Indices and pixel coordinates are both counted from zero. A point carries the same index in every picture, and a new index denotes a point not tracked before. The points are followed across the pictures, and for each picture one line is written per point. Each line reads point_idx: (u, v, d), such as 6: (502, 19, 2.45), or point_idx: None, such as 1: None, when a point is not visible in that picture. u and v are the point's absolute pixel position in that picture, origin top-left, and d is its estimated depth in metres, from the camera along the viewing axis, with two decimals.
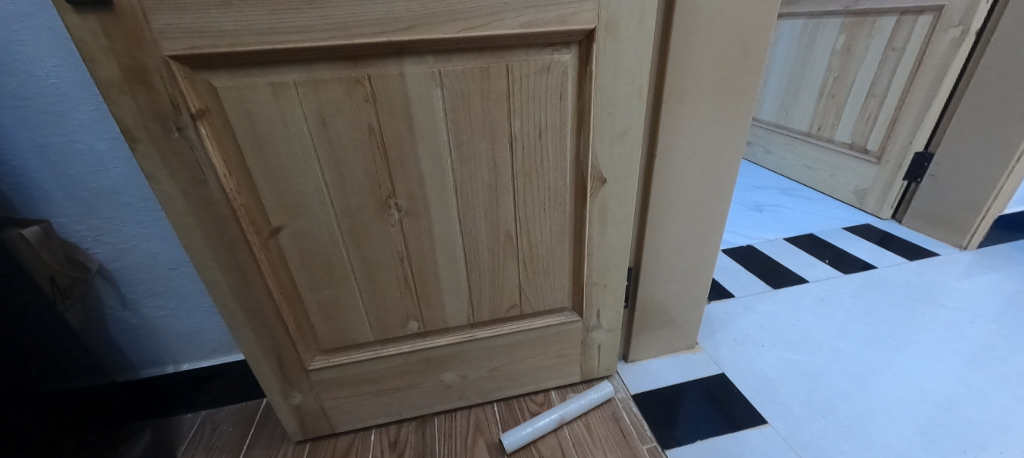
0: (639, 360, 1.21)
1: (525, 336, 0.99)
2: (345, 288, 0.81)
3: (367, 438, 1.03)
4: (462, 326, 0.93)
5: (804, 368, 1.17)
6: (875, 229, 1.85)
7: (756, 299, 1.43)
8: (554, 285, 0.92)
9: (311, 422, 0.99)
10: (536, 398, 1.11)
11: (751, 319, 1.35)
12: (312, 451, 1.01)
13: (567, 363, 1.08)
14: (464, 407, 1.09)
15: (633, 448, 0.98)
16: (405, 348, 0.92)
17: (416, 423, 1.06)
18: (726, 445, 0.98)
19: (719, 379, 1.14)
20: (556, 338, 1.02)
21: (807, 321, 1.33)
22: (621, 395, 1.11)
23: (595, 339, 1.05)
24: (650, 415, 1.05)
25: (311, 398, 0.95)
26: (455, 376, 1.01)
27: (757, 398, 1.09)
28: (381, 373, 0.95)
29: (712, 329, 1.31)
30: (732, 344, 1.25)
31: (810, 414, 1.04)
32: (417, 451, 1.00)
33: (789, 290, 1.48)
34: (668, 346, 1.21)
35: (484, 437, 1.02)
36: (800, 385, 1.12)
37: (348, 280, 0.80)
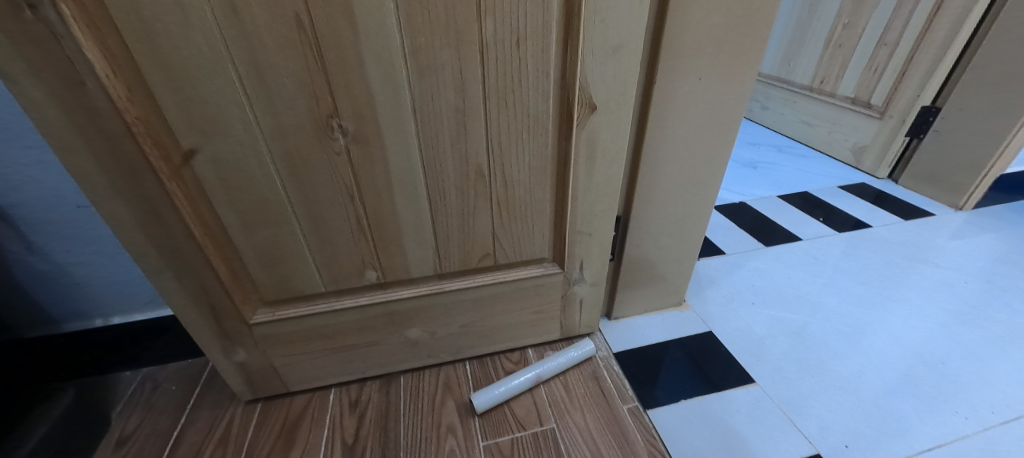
0: (623, 317, 1.13)
1: (500, 289, 0.88)
2: (285, 229, 0.68)
3: (326, 397, 0.95)
4: (429, 278, 0.83)
5: (795, 326, 1.10)
6: (871, 187, 1.77)
7: (748, 256, 1.35)
8: (532, 232, 0.81)
9: (261, 380, 0.90)
10: (511, 355, 1.03)
11: (742, 276, 1.27)
12: (264, 412, 0.92)
13: (545, 319, 0.99)
14: (433, 365, 1.00)
15: (613, 407, 0.92)
16: (363, 301, 0.81)
17: (380, 382, 0.97)
18: (711, 405, 0.92)
19: (705, 338, 1.07)
20: (534, 293, 0.92)
21: (799, 279, 1.26)
22: (602, 354, 1.04)
23: (577, 293, 0.95)
24: (633, 374, 0.99)
25: (258, 356, 0.85)
26: (421, 332, 0.91)
27: (745, 357, 1.02)
28: (337, 329, 0.85)
29: (700, 285, 1.23)
30: (720, 301, 1.18)
31: (799, 373, 0.99)
32: (380, 411, 0.92)
33: (781, 247, 1.40)
34: (653, 303, 1.14)
35: (454, 397, 0.94)
36: (790, 344, 1.06)
37: (288, 220, 0.67)
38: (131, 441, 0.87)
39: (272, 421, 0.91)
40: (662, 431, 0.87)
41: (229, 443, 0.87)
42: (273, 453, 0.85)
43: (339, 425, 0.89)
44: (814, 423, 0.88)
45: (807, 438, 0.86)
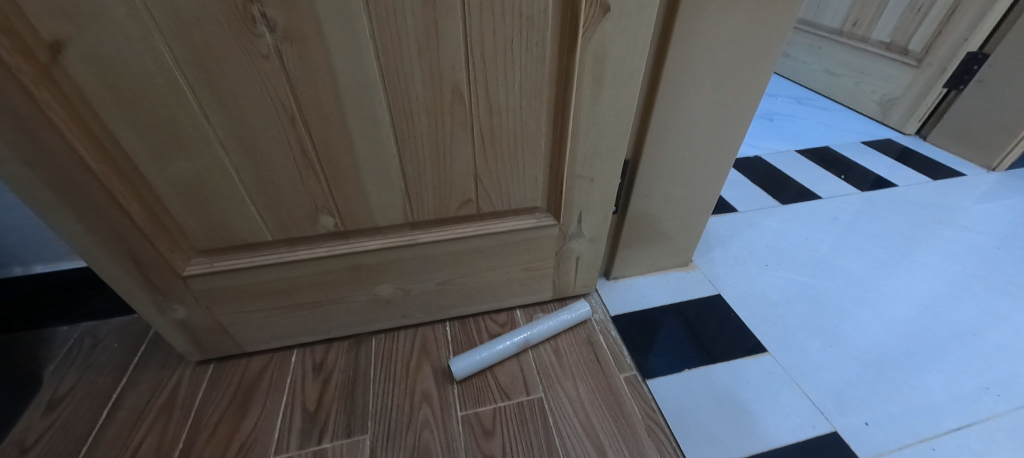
0: (623, 277, 1.02)
1: (484, 242, 0.75)
2: (210, 160, 0.54)
3: (287, 359, 0.84)
4: (399, 227, 0.69)
5: (813, 291, 0.99)
6: (896, 144, 1.63)
7: (762, 214, 1.22)
8: (523, 175, 0.68)
9: (209, 340, 0.78)
10: (497, 317, 0.92)
11: (756, 234, 1.15)
12: (217, 374, 0.82)
13: (535, 278, 0.87)
14: (409, 326, 0.89)
15: (609, 376, 0.82)
16: (319, 252, 0.68)
17: (349, 343, 0.87)
18: (718, 375, 0.82)
19: (714, 301, 0.97)
20: (524, 248, 0.79)
21: (817, 240, 1.14)
22: (599, 317, 0.93)
23: (573, 250, 0.83)
24: (631, 340, 0.88)
25: (200, 313, 0.73)
26: (394, 290, 0.79)
27: (757, 324, 0.92)
28: (293, 284, 0.73)
29: (709, 244, 1.11)
30: (731, 261, 1.06)
31: (816, 342, 0.88)
32: (346, 375, 0.81)
33: (799, 204, 1.27)
34: (657, 262, 1.02)
35: (431, 361, 0.84)
36: (807, 309, 0.95)
37: (211, 148, 0.53)
38: (63, 404, 0.77)
39: (225, 384, 0.80)
40: (662, 403, 0.77)
41: (175, 407, 0.77)
42: (224, 420, 0.75)
43: (301, 390, 0.79)
44: (832, 398, 0.79)
45: (823, 414, 0.77)
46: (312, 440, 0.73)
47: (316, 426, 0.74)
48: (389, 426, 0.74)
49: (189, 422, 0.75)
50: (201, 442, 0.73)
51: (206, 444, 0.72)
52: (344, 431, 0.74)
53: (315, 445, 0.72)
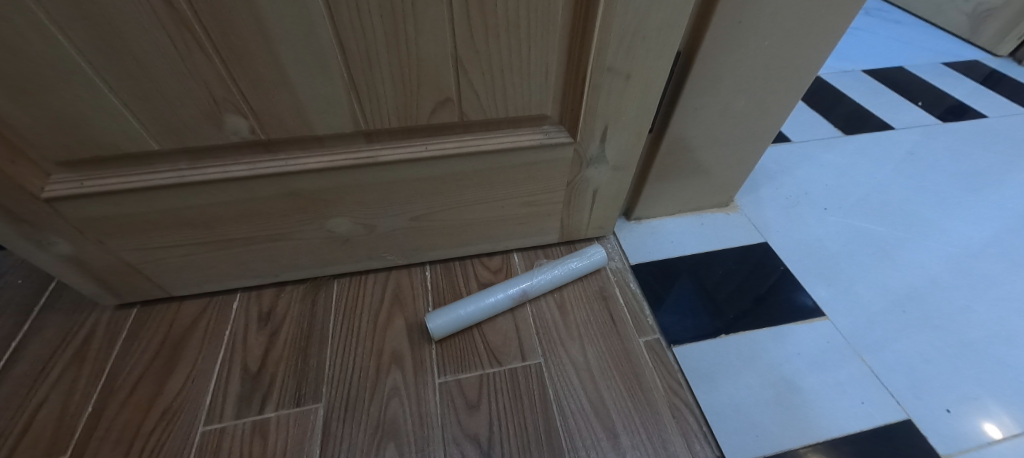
0: (647, 218, 0.83)
1: (470, 165, 0.55)
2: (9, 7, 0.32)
3: (228, 305, 0.68)
4: (349, 139, 0.49)
5: (882, 242, 0.80)
6: (984, 66, 1.34)
7: (821, 145, 1.00)
8: (528, 65, 0.46)
9: (121, 282, 0.61)
10: (489, 262, 0.74)
11: (812, 170, 0.93)
12: (141, 321, 0.66)
13: (539, 216, 0.68)
14: (379, 269, 0.72)
15: (625, 340, 0.65)
16: (238, 171, 0.48)
17: (305, 288, 0.70)
18: (762, 344, 0.65)
19: (759, 251, 0.78)
20: (525, 175, 0.59)
21: (888, 178, 0.93)
22: (615, 265, 0.75)
23: (591, 180, 0.63)
24: (655, 296, 0.71)
25: (94, 249, 0.55)
26: (353, 225, 0.61)
27: (812, 281, 0.74)
28: (212, 214, 0.54)
29: (755, 180, 0.90)
30: (781, 202, 0.86)
31: (886, 306, 0.71)
32: (299, 328, 0.66)
33: (866, 135, 1.04)
34: (692, 201, 0.82)
35: (404, 314, 0.67)
36: (875, 265, 0.76)
37: None
38: None
39: (150, 335, 0.65)
40: (691, 377, 0.61)
41: (87, 361, 0.62)
42: (146, 379, 0.61)
43: (242, 344, 0.64)
44: (905, 377, 0.63)
45: (894, 397, 0.61)
46: (252, 408, 0.58)
47: (258, 391, 0.60)
48: (348, 393, 0.59)
49: (103, 380, 0.61)
50: (115, 405, 0.58)
51: (122, 409, 0.58)
52: (292, 398, 0.59)
53: (255, 414, 0.58)
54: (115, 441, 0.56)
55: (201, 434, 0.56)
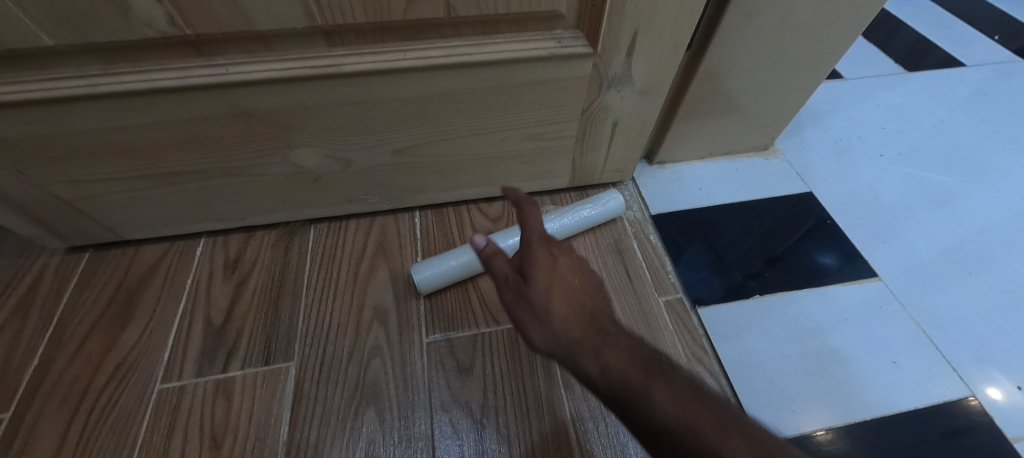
0: (672, 162, 0.71)
1: (463, 82, 0.44)
2: None
3: (191, 251, 0.60)
4: (304, 39, 0.38)
5: (947, 194, 0.69)
6: None
7: (877, 83, 0.86)
8: None
9: (61, 222, 0.53)
10: (488, 208, 0.64)
11: (866, 110, 0.80)
12: (94, 267, 0.59)
13: (548, 153, 0.57)
14: (362, 214, 0.63)
15: (642, 298, 0.57)
16: (165, 81, 0.38)
17: (278, 233, 0.62)
18: (802, 307, 0.56)
19: (801, 202, 0.67)
20: (531, 99, 0.48)
21: (956, 122, 0.80)
22: (633, 215, 0.65)
23: (611, 108, 0.52)
24: (679, 250, 0.61)
25: (15, 181, 0.46)
26: (324, 158, 0.51)
27: (863, 237, 0.63)
28: (146, 139, 0.44)
29: (799, 121, 0.78)
30: (829, 147, 0.74)
31: (950, 267, 0.61)
32: (270, 278, 0.58)
33: (931, 72, 0.89)
34: (726, 143, 0.70)
35: (390, 265, 0.59)
36: (938, 220, 0.66)
37: None
38: None
39: (103, 281, 0.58)
40: (717, 341, 0.53)
41: (33, 310, 0.55)
42: (98, 331, 0.54)
43: (205, 295, 0.56)
44: (968, 348, 0.54)
45: (956, 372, 0.52)
46: (215, 366, 0.51)
47: (222, 347, 0.53)
48: (323, 351, 0.52)
49: (51, 330, 0.54)
50: (64, 359, 0.52)
51: (71, 363, 0.52)
52: (261, 356, 0.52)
53: (218, 373, 0.51)
54: (63, 398, 0.49)
55: (158, 393, 0.50)
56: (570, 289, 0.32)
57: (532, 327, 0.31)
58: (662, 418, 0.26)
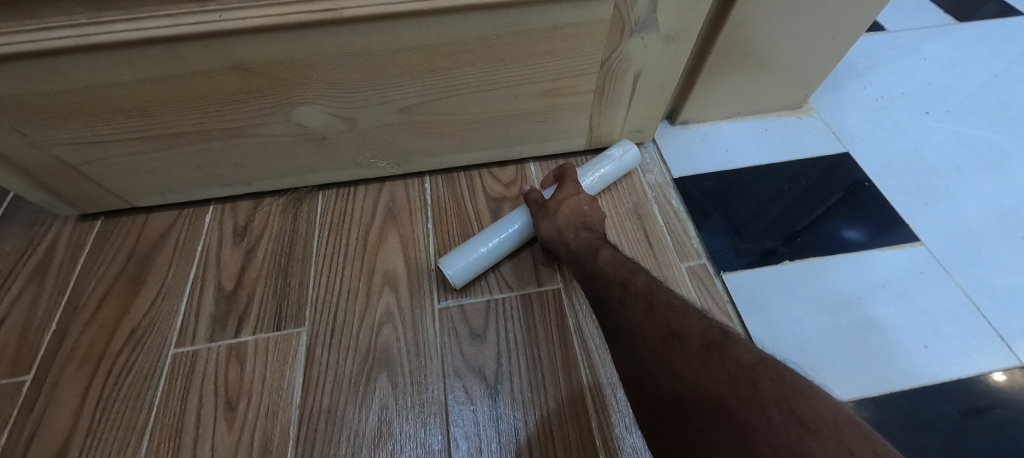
0: (697, 122, 0.67)
1: (474, 29, 0.41)
2: None
3: (200, 218, 0.59)
4: None
5: (1000, 153, 0.63)
6: None
7: (925, 35, 0.79)
8: None
9: (69, 187, 0.52)
10: (500, 173, 0.62)
11: (912, 64, 0.74)
12: (105, 234, 0.58)
13: (564, 111, 0.54)
14: (371, 179, 0.61)
15: (662, 263, 0.54)
16: (157, 29, 0.36)
17: (286, 199, 0.60)
18: (837, 274, 0.53)
19: (836, 163, 0.63)
20: (546, 47, 0.44)
21: (1012, 75, 0.73)
22: (653, 178, 0.61)
23: (632, 58, 0.48)
24: (703, 214, 0.58)
25: (17, 143, 0.45)
26: (328, 116, 0.48)
27: (905, 200, 0.59)
28: (142, 94, 0.42)
29: (835, 77, 0.72)
30: (868, 105, 0.69)
31: (1001, 231, 0.56)
32: (280, 244, 0.57)
33: (986, 23, 0.81)
34: (756, 101, 0.65)
35: (400, 231, 0.57)
36: (988, 181, 0.60)
37: None
38: None
39: (116, 248, 0.57)
40: (742, 308, 0.50)
41: (49, 276, 0.56)
42: (112, 297, 0.54)
43: (216, 261, 0.56)
44: (1021, 316, 0.50)
45: (1004, 341, 0.49)
46: (227, 331, 0.51)
47: (234, 312, 0.52)
48: (334, 317, 0.51)
49: (67, 296, 0.54)
50: (80, 324, 0.52)
51: (87, 328, 0.52)
52: (272, 321, 0.51)
53: (231, 337, 0.51)
54: (81, 361, 0.50)
55: (172, 357, 0.50)
56: (576, 205, 0.50)
57: (542, 220, 0.50)
58: (600, 265, 0.42)
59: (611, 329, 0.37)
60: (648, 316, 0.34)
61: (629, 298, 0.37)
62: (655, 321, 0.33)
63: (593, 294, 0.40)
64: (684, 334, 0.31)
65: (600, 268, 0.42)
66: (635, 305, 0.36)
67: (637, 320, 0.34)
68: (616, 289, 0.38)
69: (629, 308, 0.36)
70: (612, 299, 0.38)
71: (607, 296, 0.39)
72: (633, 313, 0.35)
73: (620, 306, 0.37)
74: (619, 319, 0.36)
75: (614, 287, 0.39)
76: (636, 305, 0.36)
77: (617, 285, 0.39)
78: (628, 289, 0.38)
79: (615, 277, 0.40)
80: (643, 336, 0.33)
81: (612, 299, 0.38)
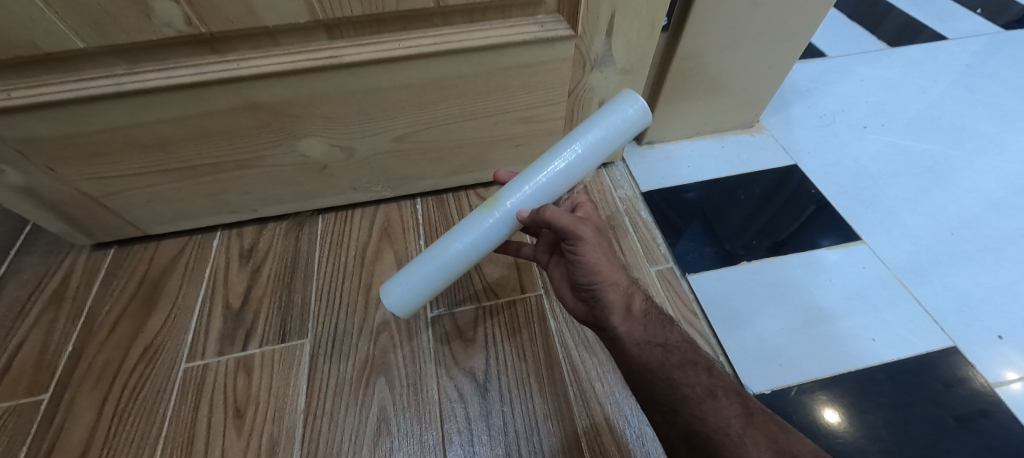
0: (661, 142, 0.74)
1: (456, 69, 0.48)
2: None
3: (208, 243, 0.64)
4: (307, 33, 0.42)
5: (930, 160, 0.71)
6: None
7: (861, 59, 0.88)
8: None
9: (88, 218, 0.57)
10: (485, 193, 0.68)
11: (850, 85, 0.83)
12: (118, 260, 0.63)
13: (539, 135, 0.60)
14: (367, 202, 0.67)
15: (634, 269, 0.59)
16: (183, 77, 0.42)
17: (288, 223, 0.65)
18: (790, 272, 0.59)
19: (787, 175, 0.70)
20: (519, 81, 0.51)
21: (939, 93, 0.82)
22: (624, 193, 0.68)
23: (595, 88, 0.55)
24: (669, 223, 0.64)
25: (47, 178, 0.50)
26: (328, 146, 0.54)
27: (847, 204, 0.66)
28: (164, 132, 0.47)
29: (783, 98, 0.80)
30: (813, 122, 0.76)
31: (933, 228, 0.63)
32: (283, 264, 0.61)
33: (914, 47, 0.91)
34: (713, 121, 0.73)
35: (394, 248, 0.62)
36: (920, 186, 0.68)
37: None
38: None
39: (128, 273, 0.62)
40: (706, 305, 0.56)
41: (65, 301, 0.59)
42: (126, 318, 0.58)
43: (224, 281, 0.60)
44: (952, 303, 0.56)
45: (938, 325, 0.55)
46: (235, 345, 0.55)
47: (241, 327, 0.56)
48: (336, 328, 0.56)
49: (82, 319, 0.58)
50: (96, 344, 0.56)
51: (103, 347, 0.56)
52: (276, 334, 0.56)
53: (239, 351, 0.55)
54: (97, 378, 0.53)
55: (183, 371, 0.53)
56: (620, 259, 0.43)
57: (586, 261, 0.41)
58: (671, 342, 0.40)
59: (691, 418, 0.35)
60: (745, 415, 0.34)
61: (719, 392, 0.36)
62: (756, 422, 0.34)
63: (661, 373, 0.38)
64: (796, 452, 0.32)
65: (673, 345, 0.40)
66: (730, 401, 0.35)
67: (735, 423, 0.34)
68: (700, 376, 0.37)
69: (717, 403, 0.35)
70: (696, 387, 0.36)
71: (686, 381, 0.37)
72: (727, 408, 0.34)
73: (709, 397, 0.35)
74: (707, 411, 0.35)
75: (696, 372, 0.38)
76: (728, 400, 0.35)
77: (699, 371, 0.38)
78: (714, 379, 0.37)
79: (694, 360, 0.39)
80: (747, 443, 0.32)
81: (697, 385, 0.36)
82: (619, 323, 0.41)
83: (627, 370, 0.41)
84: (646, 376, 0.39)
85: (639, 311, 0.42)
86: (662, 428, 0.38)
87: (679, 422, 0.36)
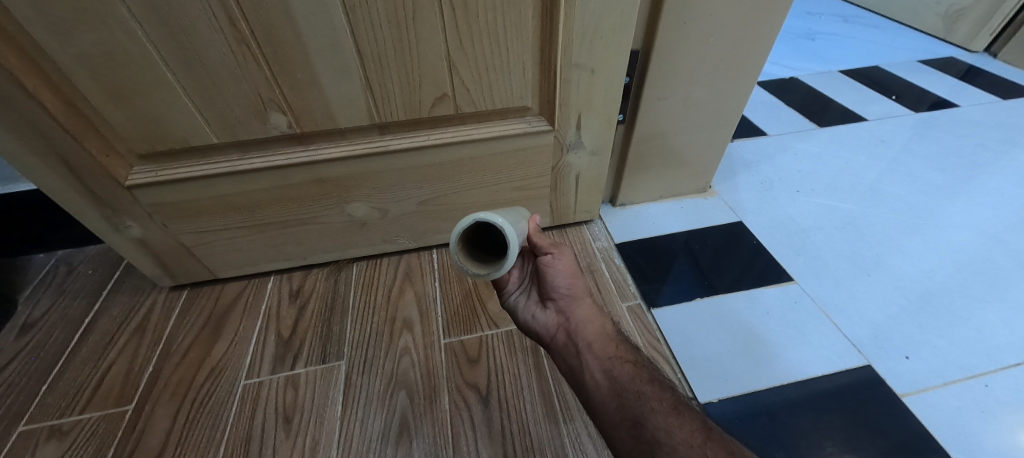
0: (632, 204, 0.91)
1: (467, 153, 0.66)
2: (127, 42, 0.46)
3: (263, 285, 0.79)
4: (366, 131, 0.60)
5: (851, 217, 0.87)
6: (959, 62, 1.39)
7: (796, 137, 1.07)
8: (509, 67, 0.57)
9: (177, 264, 0.73)
10: None
11: (787, 158, 1.01)
12: (190, 299, 0.78)
13: (531, 200, 0.77)
14: (392, 253, 0.83)
15: (609, 305, 0.73)
16: (277, 160, 0.60)
17: (329, 269, 0.81)
18: (735, 305, 0.73)
19: (734, 230, 0.86)
20: (514, 161, 0.69)
21: (859, 163, 1.00)
22: (601, 245, 0.83)
23: (572, 165, 0.73)
24: (637, 268, 0.79)
25: (160, 233, 0.67)
26: (369, 209, 0.71)
27: (783, 252, 0.81)
28: (253, 199, 0.65)
29: (731, 169, 0.99)
30: (756, 187, 0.94)
31: (852, 272, 0.77)
32: (324, 301, 0.76)
33: (840, 127, 1.11)
34: (672, 187, 0.90)
35: (414, 289, 0.77)
36: (842, 237, 0.83)
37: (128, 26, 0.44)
38: (37, 328, 0.74)
39: (198, 310, 0.76)
40: (668, 334, 0.69)
41: (146, 332, 0.73)
42: (196, 344, 0.71)
43: (276, 315, 0.74)
44: (867, 330, 0.69)
45: (856, 348, 0.67)
46: (284, 365, 0.68)
47: (290, 352, 0.70)
48: (367, 352, 0.69)
49: (160, 346, 0.71)
50: (170, 366, 0.69)
51: (177, 368, 0.69)
52: (319, 357, 0.69)
53: (288, 370, 0.67)
54: (171, 393, 0.66)
55: (242, 386, 0.66)
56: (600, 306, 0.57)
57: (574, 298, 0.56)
58: (643, 368, 0.50)
59: (658, 432, 0.42)
60: (706, 431, 0.41)
61: (682, 408, 0.44)
62: (716, 437, 0.41)
63: (635, 391, 0.47)
64: None
65: (646, 371, 0.50)
66: (694, 421, 0.43)
67: (696, 436, 0.41)
68: (667, 393, 0.47)
69: (680, 420, 0.43)
70: (662, 403, 0.45)
71: (653, 397, 0.46)
72: (690, 424, 0.42)
73: (675, 412, 0.44)
74: (671, 424, 0.43)
75: (665, 392, 0.47)
76: (691, 420, 0.43)
77: (665, 389, 0.47)
78: (681, 401, 0.45)
79: (663, 381, 0.49)
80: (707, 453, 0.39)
81: (664, 402, 0.45)
82: (598, 346, 0.53)
83: (598, 384, 0.50)
84: (618, 392, 0.48)
85: (614, 340, 0.54)
86: (625, 445, 0.44)
87: (644, 434, 0.43)
